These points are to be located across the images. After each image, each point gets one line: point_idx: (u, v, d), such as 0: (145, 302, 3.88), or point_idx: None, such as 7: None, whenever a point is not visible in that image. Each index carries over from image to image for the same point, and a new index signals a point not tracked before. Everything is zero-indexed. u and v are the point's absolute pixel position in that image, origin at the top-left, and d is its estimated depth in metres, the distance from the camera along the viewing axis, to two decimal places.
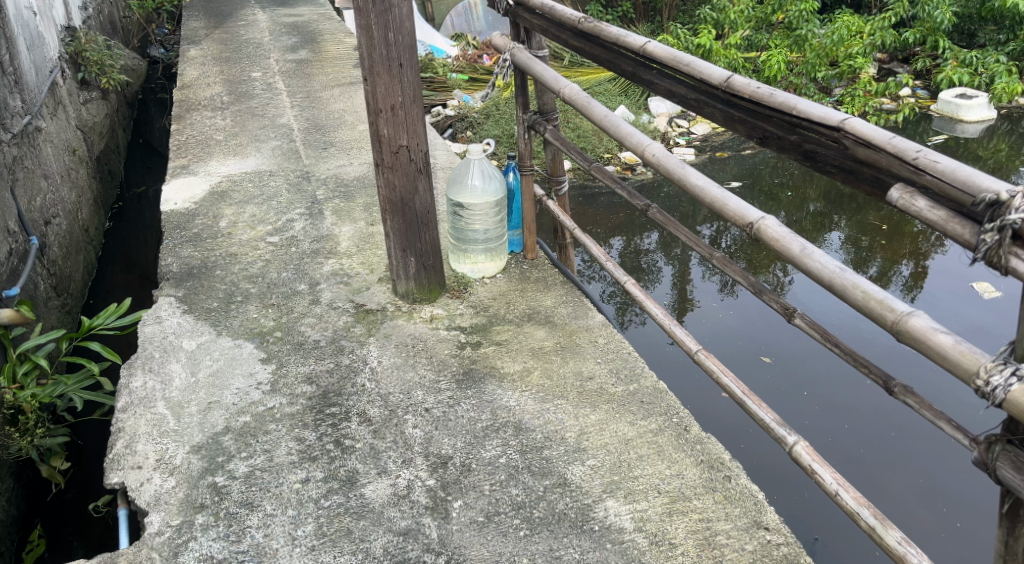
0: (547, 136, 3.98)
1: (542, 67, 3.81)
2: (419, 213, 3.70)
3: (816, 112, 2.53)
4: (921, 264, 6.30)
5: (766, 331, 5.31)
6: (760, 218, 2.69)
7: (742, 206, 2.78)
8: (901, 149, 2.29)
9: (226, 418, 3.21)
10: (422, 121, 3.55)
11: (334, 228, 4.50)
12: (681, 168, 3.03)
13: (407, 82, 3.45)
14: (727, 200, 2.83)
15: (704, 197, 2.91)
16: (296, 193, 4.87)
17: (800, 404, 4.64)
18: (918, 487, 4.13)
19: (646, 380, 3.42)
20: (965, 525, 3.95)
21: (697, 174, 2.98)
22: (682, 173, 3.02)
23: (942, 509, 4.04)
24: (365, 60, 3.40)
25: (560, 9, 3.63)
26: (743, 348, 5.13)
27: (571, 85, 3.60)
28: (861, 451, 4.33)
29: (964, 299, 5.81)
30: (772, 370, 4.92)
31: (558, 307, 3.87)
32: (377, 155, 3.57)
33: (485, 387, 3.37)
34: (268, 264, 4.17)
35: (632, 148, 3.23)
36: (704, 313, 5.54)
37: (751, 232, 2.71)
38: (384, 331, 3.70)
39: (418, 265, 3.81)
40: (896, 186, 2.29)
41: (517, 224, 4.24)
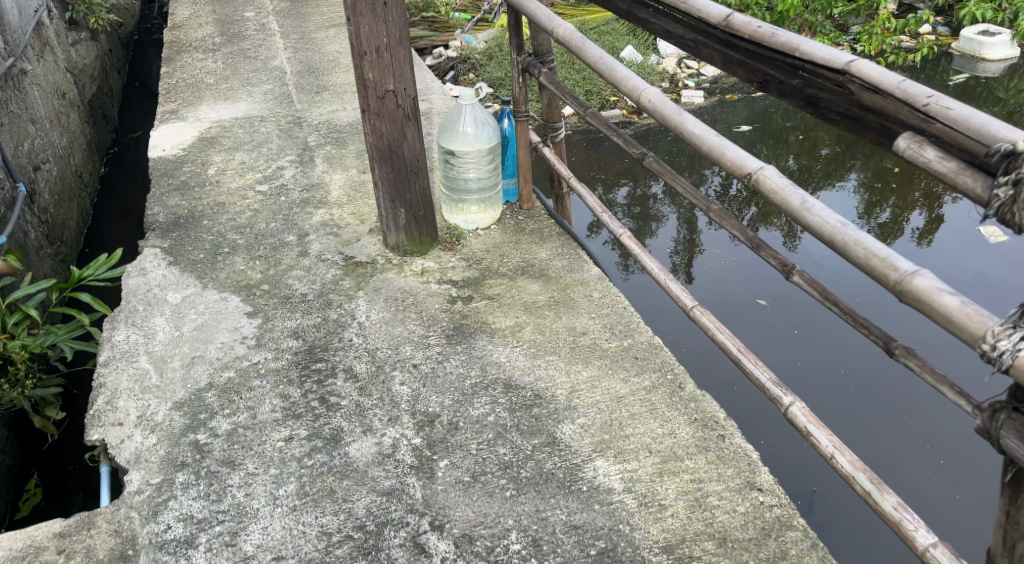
0: (542, 79, 3.80)
1: (537, 5, 3.63)
2: (408, 162, 3.58)
3: (820, 53, 2.38)
4: (935, 211, 6.15)
5: (764, 278, 5.20)
6: (760, 168, 2.48)
7: (741, 155, 2.56)
8: (910, 94, 2.15)
9: (210, 373, 3.14)
10: (409, 64, 3.41)
11: (326, 176, 4.39)
12: (679, 115, 2.82)
13: (392, 22, 3.30)
14: (724, 148, 2.62)
15: (699, 144, 2.70)
16: (287, 139, 4.75)
17: (795, 352, 4.55)
18: (911, 431, 4.09)
19: (641, 335, 3.34)
20: (957, 469, 3.91)
21: (695, 121, 2.77)
22: (681, 120, 2.81)
23: (927, 447, 4.02)
24: None
25: None
26: (739, 293, 5.05)
27: (566, 25, 3.43)
28: (855, 397, 4.25)
29: (972, 244, 5.73)
30: (766, 317, 4.83)
31: (553, 260, 3.78)
32: (363, 101, 3.44)
33: (476, 342, 3.30)
34: (257, 214, 4.07)
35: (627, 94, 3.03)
36: (707, 259, 5.45)
37: (749, 183, 2.50)
38: (374, 284, 3.61)
39: (408, 216, 3.70)
40: (904, 135, 2.14)
41: (511, 172, 4.12)
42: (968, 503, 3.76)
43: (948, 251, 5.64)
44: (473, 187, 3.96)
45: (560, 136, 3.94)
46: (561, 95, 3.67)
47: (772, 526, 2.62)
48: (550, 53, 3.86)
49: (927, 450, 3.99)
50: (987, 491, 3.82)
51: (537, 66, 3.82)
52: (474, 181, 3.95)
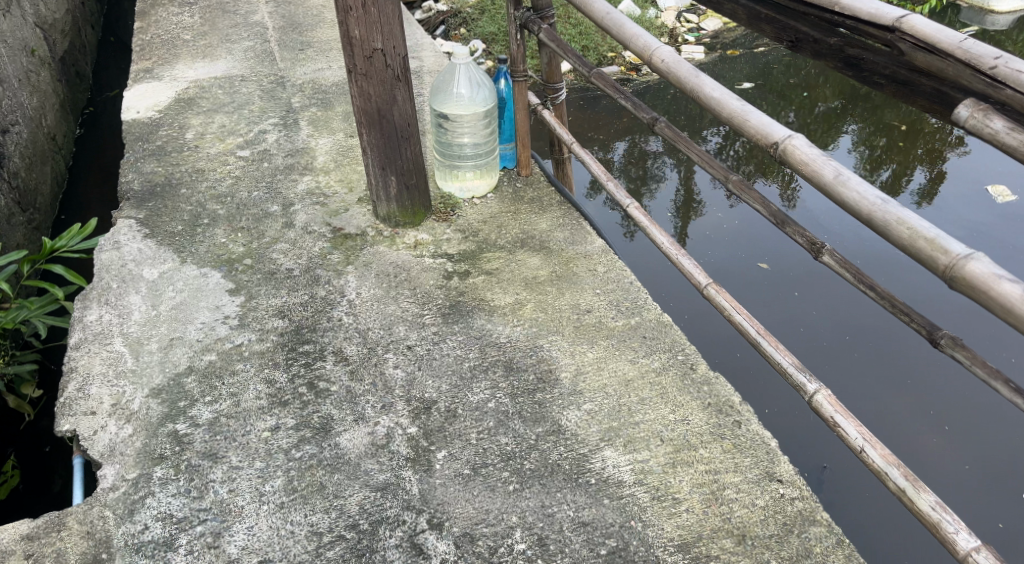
0: (542, 36, 3.53)
1: None
2: (398, 126, 3.35)
3: (864, 7, 2.15)
4: (937, 169, 5.99)
5: (763, 239, 4.99)
6: (787, 136, 2.21)
7: (766, 122, 2.29)
8: (974, 54, 1.93)
9: (189, 356, 2.94)
10: (398, 21, 3.15)
11: (313, 143, 4.16)
12: (695, 76, 2.53)
13: None
14: (747, 115, 2.34)
15: (718, 107, 2.42)
16: (270, 100, 4.52)
17: (798, 316, 4.35)
18: (918, 397, 3.91)
19: (649, 312, 3.16)
20: (965, 435, 3.75)
21: (712, 83, 2.47)
22: (694, 82, 2.52)
23: (931, 413, 3.85)
24: None
25: None
26: (739, 257, 4.84)
27: None
28: (861, 364, 4.07)
29: (978, 203, 5.54)
30: (765, 280, 4.62)
31: (554, 231, 3.61)
32: (349, 61, 3.19)
33: (474, 322, 3.12)
34: (238, 182, 3.86)
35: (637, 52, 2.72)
36: (707, 221, 5.23)
37: (776, 154, 2.23)
38: (364, 259, 3.43)
39: (400, 185, 3.49)
40: (965, 102, 1.92)
41: (509, 137, 3.89)
42: (978, 473, 3.61)
43: (956, 211, 5.45)
44: (468, 151, 3.74)
45: (560, 98, 3.69)
46: (562, 53, 3.41)
47: (795, 521, 2.44)
48: (551, 8, 3.59)
49: (933, 416, 3.83)
50: (996, 459, 3.67)
51: (536, 22, 3.54)
52: (470, 146, 3.73)
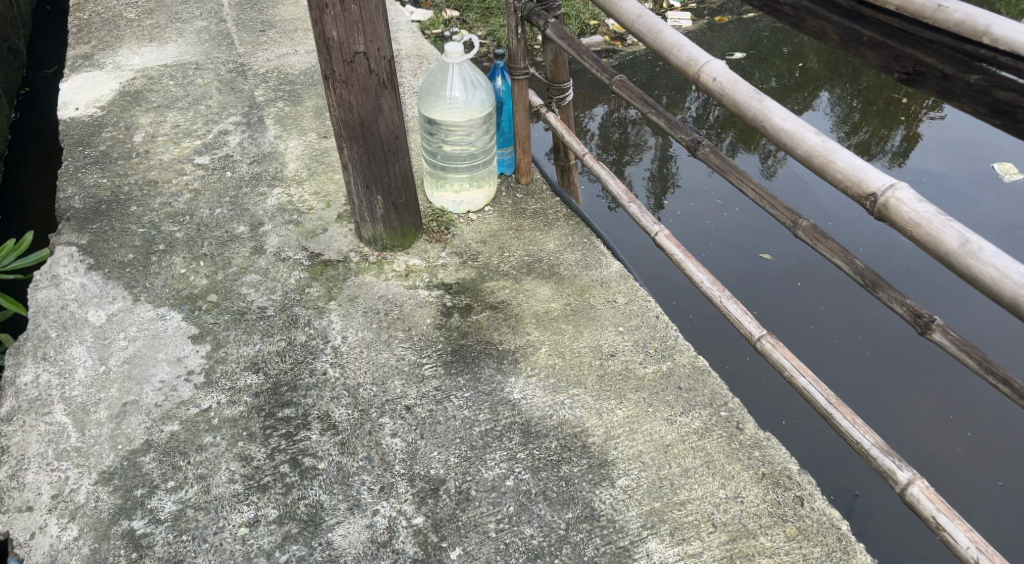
0: (547, 32, 3.01)
1: None
2: (383, 138, 2.91)
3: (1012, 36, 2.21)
4: (912, 130, 5.70)
5: (750, 214, 4.42)
6: (890, 186, 1.79)
7: (860, 166, 1.85)
8: None
9: (146, 428, 2.45)
10: (383, 18, 2.68)
11: (281, 146, 3.73)
12: (758, 100, 2.07)
13: None
14: (834, 155, 1.89)
15: (791, 143, 1.98)
16: (230, 93, 4.11)
17: (800, 308, 3.83)
18: (937, 399, 3.41)
19: (682, 356, 2.73)
20: (990, 444, 3.27)
21: (782, 113, 2.02)
22: (755, 108, 2.06)
23: (949, 417, 3.36)
24: None
25: None
26: (730, 238, 4.28)
27: None
28: (873, 364, 3.56)
29: (979, 177, 5.14)
30: (759, 265, 4.09)
31: (564, 253, 3.18)
32: (326, 65, 2.72)
33: (482, 372, 2.67)
34: (197, 197, 3.43)
35: (680, 67, 2.24)
36: (690, 195, 4.66)
37: (874, 209, 1.81)
38: (349, 294, 2.98)
39: (386, 204, 3.06)
40: None
41: (507, 140, 3.44)
42: (1012, 490, 3.12)
43: (959, 185, 5.07)
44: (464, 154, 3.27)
45: (568, 99, 3.20)
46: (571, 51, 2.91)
47: None
48: None
49: (952, 422, 3.34)
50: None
51: (541, 15, 3.01)
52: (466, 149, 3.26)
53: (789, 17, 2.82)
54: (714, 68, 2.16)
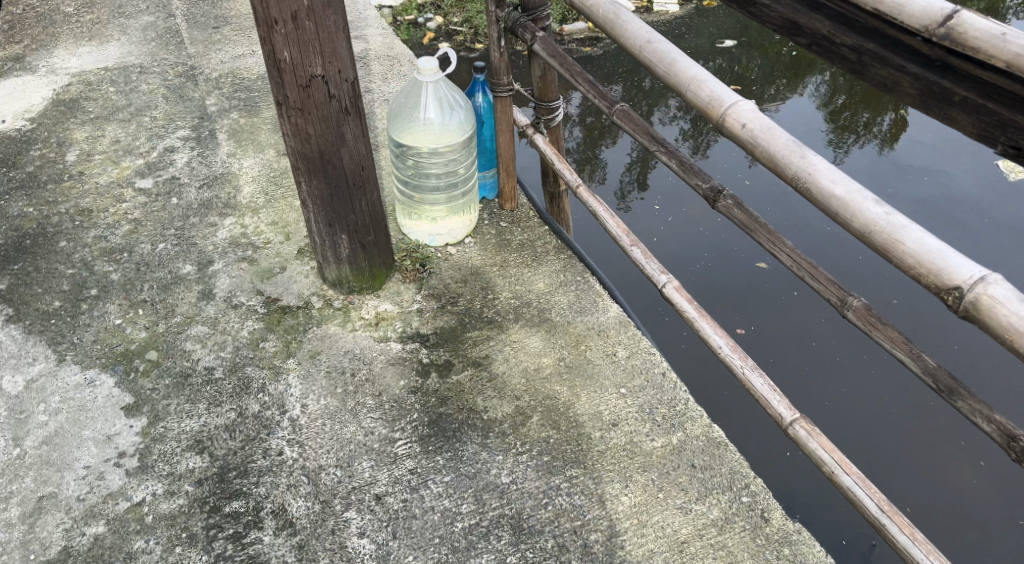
0: (534, 47, 2.60)
1: None
2: (348, 171, 2.53)
3: None
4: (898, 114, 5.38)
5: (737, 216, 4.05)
6: (980, 280, 1.54)
7: (941, 251, 1.57)
8: None
9: (65, 531, 2.10)
10: (343, 35, 2.29)
11: (234, 166, 3.32)
12: (800, 155, 1.72)
13: None
14: (905, 236, 1.61)
15: (847, 215, 1.67)
16: (178, 102, 3.71)
17: (797, 321, 3.45)
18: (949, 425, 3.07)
19: (695, 425, 2.36)
20: (1008, 471, 2.93)
21: (832, 174, 1.69)
22: (797, 167, 1.73)
23: (962, 443, 3.02)
24: None
25: None
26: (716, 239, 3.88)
27: None
28: (879, 385, 3.22)
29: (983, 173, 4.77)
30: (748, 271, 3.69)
31: (555, 294, 2.80)
32: (278, 91, 2.33)
33: (464, 449, 2.29)
34: (137, 229, 3.03)
35: (701, 108, 1.85)
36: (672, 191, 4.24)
37: (957, 306, 1.56)
38: (310, 349, 2.59)
39: (353, 243, 2.67)
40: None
41: (489, 162, 3.08)
42: None
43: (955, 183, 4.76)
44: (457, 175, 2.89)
45: (559, 118, 2.83)
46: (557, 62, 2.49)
47: None
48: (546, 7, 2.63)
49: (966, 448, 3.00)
50: None
51: (527, 26, 2.60)
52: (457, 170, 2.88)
53: (849, 61, 1.97)
54: (744, 113, 1.78)
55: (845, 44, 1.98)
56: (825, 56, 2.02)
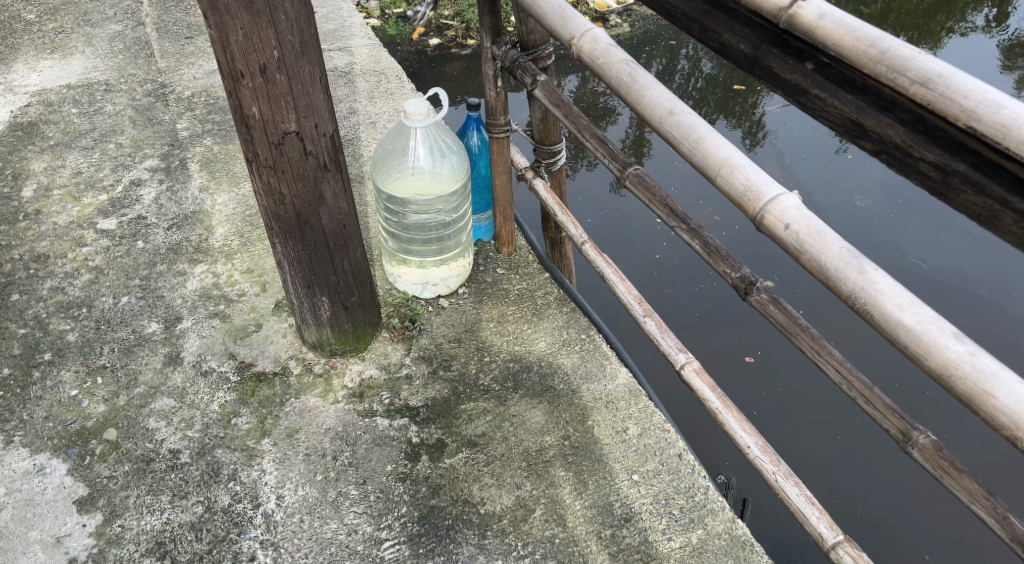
0: (535, 90, 2.32)
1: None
2: (328, 231, 2.26)
3: None
4: None
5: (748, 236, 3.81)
6: None
7: None
8: None
9: None
10: (319, 86, 2.02)
11: (206, 203, 3.05)
12: (856, 269, 1.48)
13: (286, 21, 1.87)
14: (997, 387, 1.37)
15: (919, 354, 1.43)
16: (146, 125, 3.43)
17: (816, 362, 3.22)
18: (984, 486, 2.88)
19: (717, 519, 2.11)
20: None
21: (900, 299, 1.45)
22: (854, 283, 1.49)
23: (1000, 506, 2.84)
24: None
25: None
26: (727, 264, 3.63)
27: (592, 31, 1.84)
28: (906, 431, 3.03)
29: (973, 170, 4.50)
30: None
31: (559, 354, 2.53)
32: (247, 148, 2.06)
33: (457, 553, 2.07)
34: (98, 278, 2.77)
35: (736, 200, 1.59)
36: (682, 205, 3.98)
37: None
38: (287, 425, 2.33)
39: (335, 305, 2.41)
40: None
41: (484, 204, 2.82)
42: None
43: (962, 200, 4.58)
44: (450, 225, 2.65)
45: (561, 161, 2.57)
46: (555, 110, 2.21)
47: None
48: (548, 44, 2.35)
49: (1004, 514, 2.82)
50: None
51: (528, 68, 2.32)
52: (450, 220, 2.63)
53: (930, 182, 1.53)
54: (791, 215, 1.54)
55: (925, 159, 1.54)
56: (898, 168, 1.58)
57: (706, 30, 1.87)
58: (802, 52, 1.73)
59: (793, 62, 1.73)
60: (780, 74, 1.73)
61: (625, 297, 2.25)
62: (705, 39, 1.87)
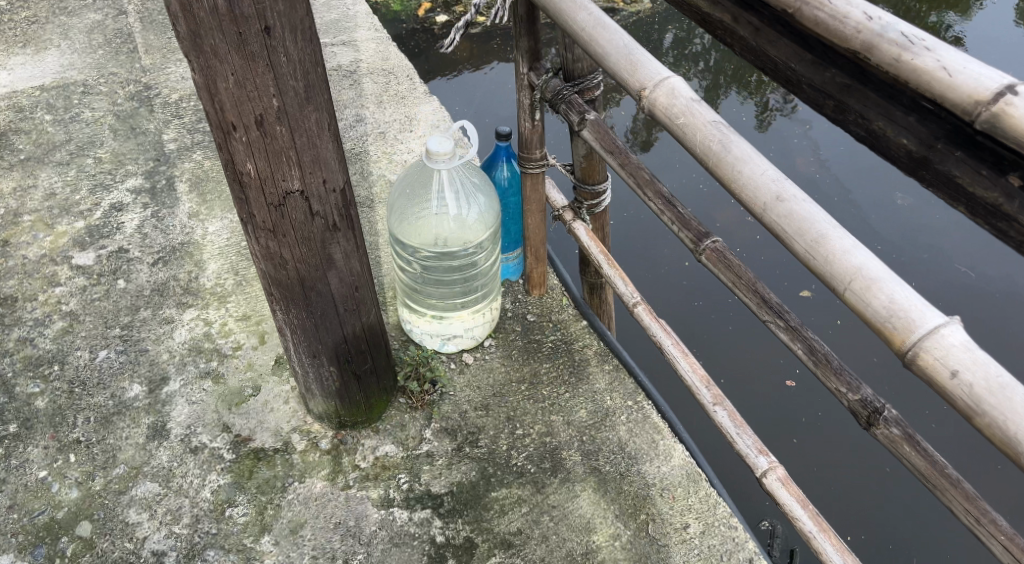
0: (586, 133, 1.92)
1: (604, 34, 1.55)
2: (338, 295, 1.91)
3: None
4: None
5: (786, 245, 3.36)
6: None
7: None
8: None
9: None
10: (328, 135, 1.66)
11: (196, 233, 2.69)
12: None
13: (287, 63, 1.51)
14: None
15: None
16: (129, 135, 3.06)
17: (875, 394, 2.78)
18: None
19: None
20: None
21: None
22: None
23: None
24: (179, 24, 1.44)
25: (612, 34, 1.54)
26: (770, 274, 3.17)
27: (685, 96, 1.44)
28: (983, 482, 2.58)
29: None
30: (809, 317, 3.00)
31: (603, 426, 2.19)
32: (242, 208, 1.70)
33: None
34: (73, 326, 2.42)
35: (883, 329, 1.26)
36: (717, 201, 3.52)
37: None
38: (290, 519, 2.01)
39: (345, 374, 2.06)
40: None
41: (513, 241, 2.46)
42: None
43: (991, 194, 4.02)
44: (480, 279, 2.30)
45: (608, 202, 2.21)
46: (607, 156, 1.84)
47: None
48: (600, 74, 1.97)
49: None
50: None
51: (574, 102, 1.94)
52: (478, 274, 2.30)
53: None
54: (960, 357, 1.21)
55: None
56: None
57: (847, 110, 1.41)
58: (1002, 160, 1.28)
59: (989, 173, 1.29)
60: (972, 189, 1.30)
61: (690, 378, 1.89)
62: (845, 123, 1.42)
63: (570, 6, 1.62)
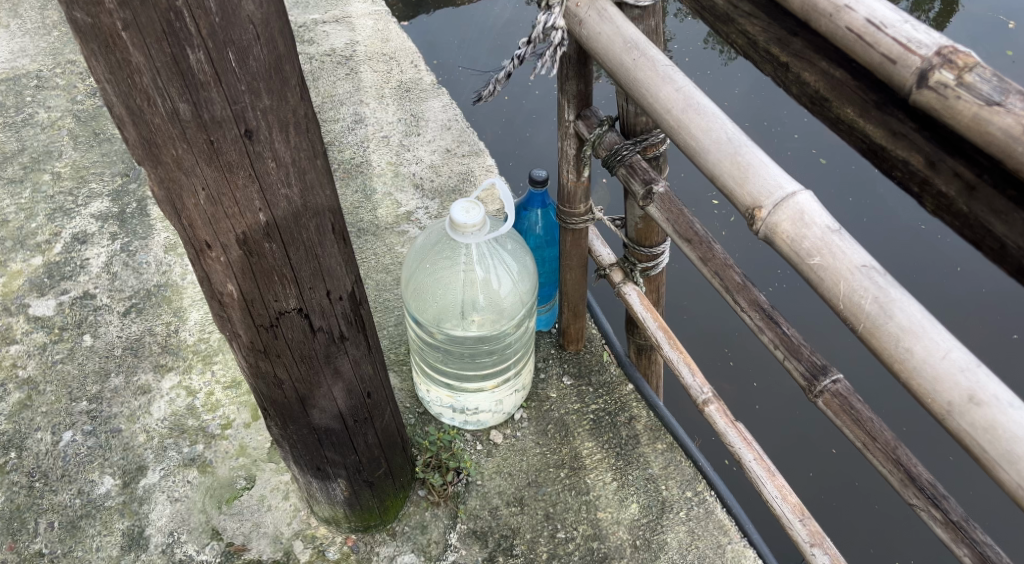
0: (653, 212, 1.56)
1: (697, 115, 1.19)
2: (347, 406, 1.55)
3: None
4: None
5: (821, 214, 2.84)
6: None
7: None
8: None
9: None
10: (331, 239, 1.28)
11: (174, 272, 2.31)
12: None
13: (273, 171, 1.12)
14: None
15: None
16: (92, 142, 2.65)
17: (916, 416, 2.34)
18: None
19: None
20: None
21: None
22: None
23: None
24: (126, 129, 1.05)
25: (707, 119, 1.18)
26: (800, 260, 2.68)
27: (822, 228, 1.06)
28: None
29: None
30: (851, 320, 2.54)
31: (660, 526, 1.86)
32: (222, 326, 1.33)
33: None
34: (31, 398, 2.07)
35: None
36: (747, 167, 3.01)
37: None
38: None
39: (358, 482, 1.72)
40: None
41: (548, 292, 2.10)
42: None
43: None
44: (511, 354, 1.94)
45: (665, 265, 1.84)
46: (681, 241, 1.53)
47: None
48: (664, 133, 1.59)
49: None
50: None
51: (634, 170, 1.56)
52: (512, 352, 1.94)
53: None
54: None
55: None
56: None
57: None
58: None
59: None
60: None
61: (781, 508, 1.55)
62: None
63: (649, 76, 1.26)
